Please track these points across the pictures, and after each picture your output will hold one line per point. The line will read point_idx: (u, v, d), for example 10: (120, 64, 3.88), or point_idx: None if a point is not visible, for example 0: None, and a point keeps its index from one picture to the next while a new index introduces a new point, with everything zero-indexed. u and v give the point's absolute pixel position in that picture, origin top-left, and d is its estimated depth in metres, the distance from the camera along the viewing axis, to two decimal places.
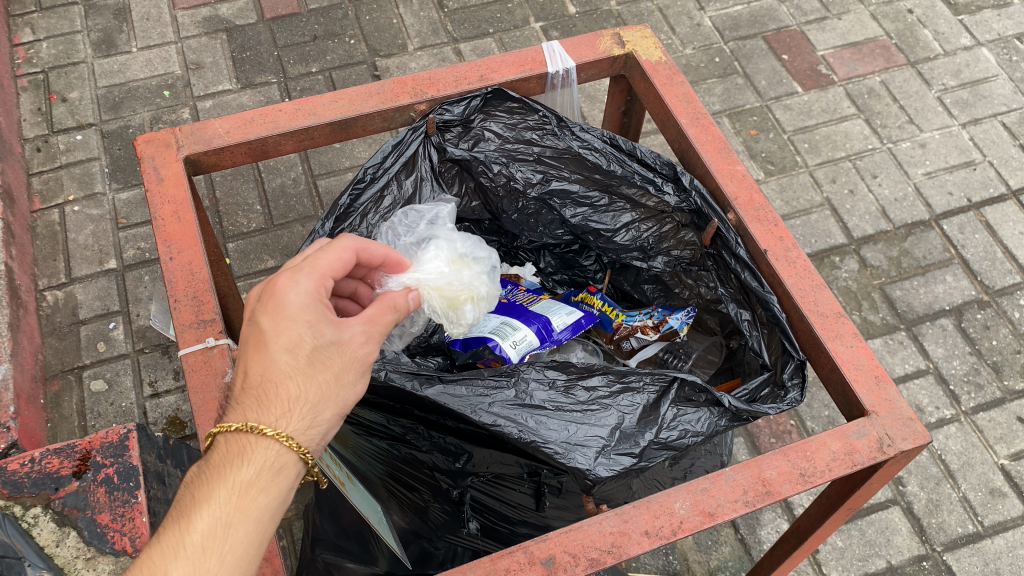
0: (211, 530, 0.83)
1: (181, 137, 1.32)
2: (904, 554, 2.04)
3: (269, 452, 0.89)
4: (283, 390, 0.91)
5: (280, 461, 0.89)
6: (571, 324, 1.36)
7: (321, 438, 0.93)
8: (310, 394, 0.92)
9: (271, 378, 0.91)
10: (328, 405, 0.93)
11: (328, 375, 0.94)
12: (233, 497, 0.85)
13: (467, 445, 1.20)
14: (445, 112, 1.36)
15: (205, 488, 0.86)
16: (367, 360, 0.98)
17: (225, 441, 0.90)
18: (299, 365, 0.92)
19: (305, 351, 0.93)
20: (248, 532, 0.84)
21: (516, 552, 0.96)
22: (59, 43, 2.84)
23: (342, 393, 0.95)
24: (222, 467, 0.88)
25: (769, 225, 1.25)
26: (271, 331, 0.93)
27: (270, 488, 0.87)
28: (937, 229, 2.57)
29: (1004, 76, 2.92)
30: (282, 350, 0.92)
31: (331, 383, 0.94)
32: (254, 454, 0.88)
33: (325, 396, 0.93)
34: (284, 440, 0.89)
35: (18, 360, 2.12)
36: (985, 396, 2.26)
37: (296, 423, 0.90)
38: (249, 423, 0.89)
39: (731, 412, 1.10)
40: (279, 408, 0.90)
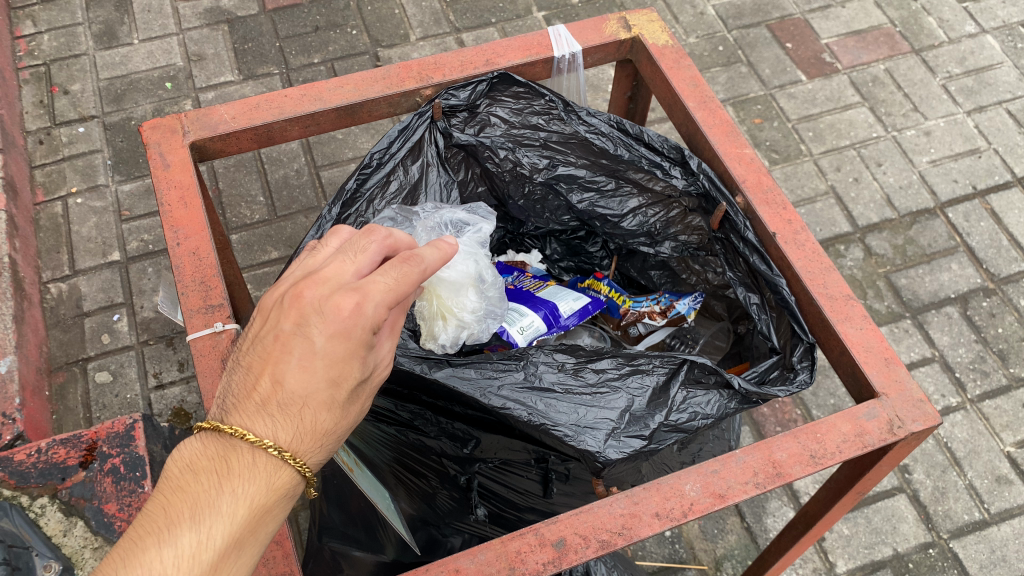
0: (220, 550, 0.71)
1: (187, 123, 1.31)
2: (911, 541, 2.03)
3: (288, 479, 0.76)
4: (318, 421, 0.77)
5: (292, 487, 0.77)
6: (578, 310, 1.35)
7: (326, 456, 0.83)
8: (337, 424, 0.80)
9: (309, 407, 0.76)
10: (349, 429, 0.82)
11: (356, 400, 0.82)
12: (253, 518, 0.73)
13: (475, 431, 1.20)
14: (451, 97, 1.36)
15: (220, 495, 0.73)
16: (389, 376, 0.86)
17: (240, 446, 0.75)
18: (339, 396, 0.78)
19: (349, 383, 0.78)
20: (251, 559, 0.74)
21: (527, 534, 0.95)
22: (60, 35, 2.83)
23: (360, 415, 0.83)
24: (241, 475, 0.74)
25: (778, 208, 1.24)
26: (325, 353, 0.76)
27: (280, 512, 0.76)
28: (942, 217, 2.56)
29: (1009, 64, 2.91)
30: (329, 379, 0.77)
31: (357, 407, 0.82)
32: (272, 472, 0.75)
33: (349, 422, 0.81)
34: (306, 472, 0.78)
35: (23, 352, 2.12)
36: (991, 384, 2.25)
37: (317, 458, 0.79)
38: (275, 446, 0.75)
39: (741, 394, 1.09)
40: (310, 442, 0.77)
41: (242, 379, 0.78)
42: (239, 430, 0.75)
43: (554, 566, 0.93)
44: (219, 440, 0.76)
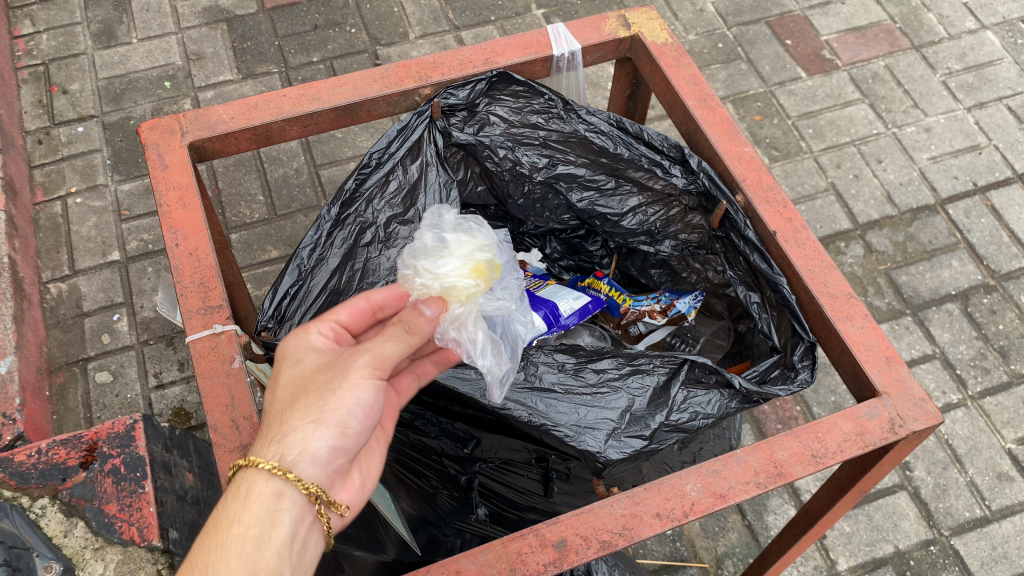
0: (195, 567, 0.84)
1: (185, 124, 1.31)
2: (912, 539, 2.03)
3: (247, 487, 0.90)
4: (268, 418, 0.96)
5: (253, 492, 0.90)
6: (578, 310, 1.35)
7: (301, 448, 0.92)
8: (282, 412, 0.94)
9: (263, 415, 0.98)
10: (299, 413, 0.93)
11: (306, 393, 0.95)
12: (216, 532, 0.86)
13: (475, 431, 1.20)
14: (450, 96, 1.35)
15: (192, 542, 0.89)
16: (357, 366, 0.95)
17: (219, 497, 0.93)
18: (278, 394, 0.97)
19: (286, 383, 0.97)
20: (231, 555, 0.85)
21: (527, 535, 0.95)
22: (59, 35, 2.83)
23: (318, 402, 0.93)
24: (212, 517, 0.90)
25: (778, 206, 1.24)
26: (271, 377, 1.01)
27: (245, 514, 0.88)
28: (942, 214, 2.56)
29: (1009, 59, 2.90)
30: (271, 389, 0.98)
31: (309, 396, 0.94)
32: (229, 497, 0.90)
33: (294, 407, 0.94)
34: (253, 465, 0.90)
35: (23, 352, 2.12)
36: (992, 380, 2.25)
37: (273, 445, 0.92)
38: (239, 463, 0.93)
39: (742, 394, 1.07)
40: (262, 438, 0.94)
41: None
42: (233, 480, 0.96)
43: (555, 567, 0.93)
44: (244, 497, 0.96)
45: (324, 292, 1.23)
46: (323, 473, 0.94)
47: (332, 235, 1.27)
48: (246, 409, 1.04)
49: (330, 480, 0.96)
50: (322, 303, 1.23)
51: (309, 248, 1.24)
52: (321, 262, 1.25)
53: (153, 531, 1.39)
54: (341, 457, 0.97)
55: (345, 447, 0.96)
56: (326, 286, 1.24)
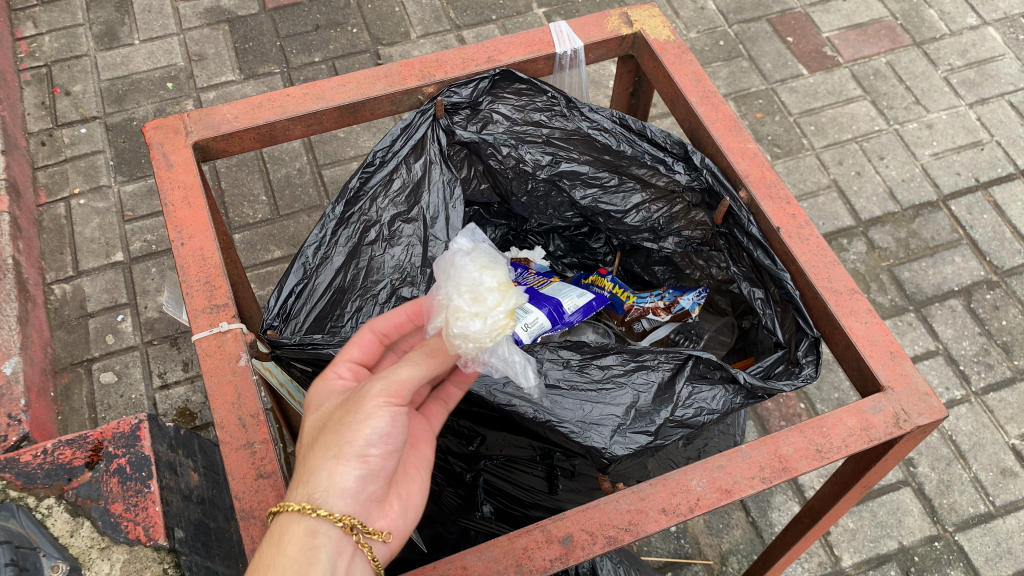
0: None
1: (190, 123, 1.31)
2: (916, 535, 2.03)
3: (281, 532, 0.89)
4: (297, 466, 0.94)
5: (288, 533, 0.89)
6: (582, 307, 1.36)
7: (326, 484, 0.89)
8: (310, 454, 0.92)
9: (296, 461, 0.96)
10: (322, 450, 0.90)
11: (325, 431, 0.92)
12: None
13: (480, 428, 1.24)
14: (453, 95, 1.36)
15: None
16: (371, 391, 0.91)
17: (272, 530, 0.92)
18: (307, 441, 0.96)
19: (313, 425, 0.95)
20: None
21: (533, 531, 0.96)
22: (61, 36, 2.83)
23: (339, 436, 0.90)
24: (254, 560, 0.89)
25: (781, 202, 1.24)
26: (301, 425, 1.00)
27: (283, 559, 0.87)
28: (945, 210, 2.56)
29: (1010, 55, 2.90)
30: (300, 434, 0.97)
31: (325, 434, 0.92)
32: (268, 540, 0.90)
33: (320, 447, 0.91)
34: (283, 510, 0.89)
35: (28, 353, 2.12)
36: (995, 376, 2.25)
37: (298, 487, 0.91)
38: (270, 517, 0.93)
39: (746, 389, 1.07)
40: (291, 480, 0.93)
41: None
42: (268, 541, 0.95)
43: (561, 562, 0.93)
44: None
45: (329, 291, 1.24)
46: (359, 505, 0.91)
47: (337, 233, 1.27)
48: (252, 407, 1.05)
49: (366, 509, 0.93)
50: (327, 301, 1.24)
51: (313, 247, 1.24)
52: (325, 261, 1.25)
53: (159, 531, 1.40)
54: (375, 484, 0.93)
55: (374, 473, 0.92)
56: (331, 285, 1.25)
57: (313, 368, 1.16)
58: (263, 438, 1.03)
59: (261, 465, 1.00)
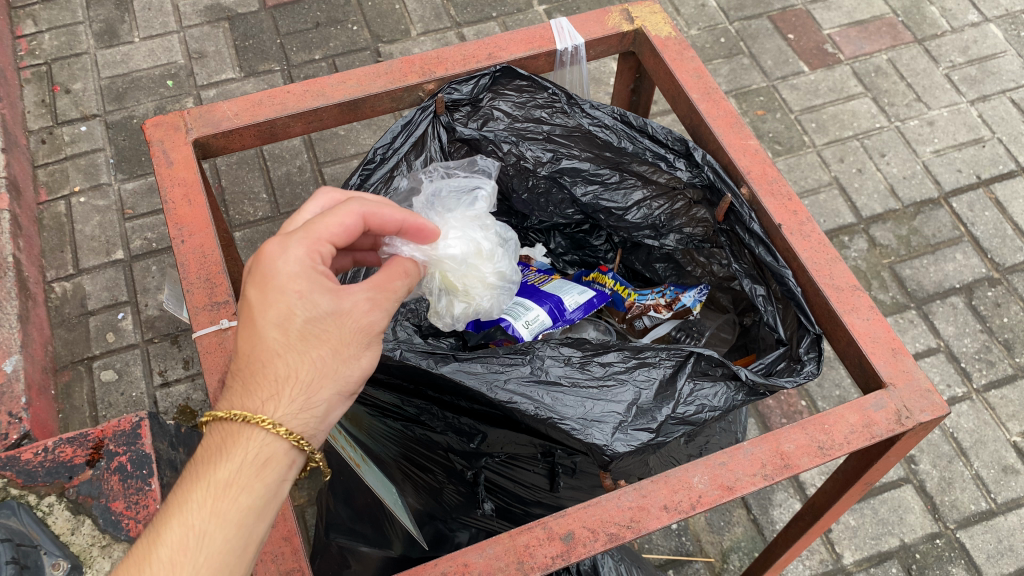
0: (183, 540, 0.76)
1: (190, 120, 1.31)
2: (917, 532, 2.03)
3: (255, 445, 0.82)
4: (273, 370, 0.85)
5: (264, 454, 0.82)
6: (584, 304, 1.35)
7: (322, 417, 0.86)
8: (306, 372, 0.86)
9: (261, 357, 0.85)
10: (324, 379, 0.87)
11: (329, 352, 0.87)
12: (218, 503, 0.79)
13: (481, 425, 1.21)
14: (453, 92, 1.35)
15: (179, 488, 0.80)
16: (375, 330, 0.91)
17: (238, 427, 0.83)
18: (285, 342, 0.86)
19: (300, 327, 0.86)
20: (225, 539, 0.78)
21: (535, 528, 0.95)
22: (61, 34, 2.83)
23: (343, 367, 0.88)
24: (215, 465, 0.81)
25: (783, 198, 1.24)
26: (259, 305, 0.86)
27: (255, 485, 0.81)
28: (946, 207, 2.55)
29: (1012, 52, 2.90)
30: (274, 326, 0.86)
31: (326, 357, 0.87)
32: (236, 443, 0.82)
33: (324, 371, 0.87)
34: (270, 429, 0.82)
35: (29, 351, 2.12)
36: (997, 373, 2.25)
37: (287, 406, 0.84)
38: (234, 411, 0.83)
39: (748, 386, 1.08)
40: (267, 391, 0.84)
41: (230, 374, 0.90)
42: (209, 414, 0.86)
43: (562, 559, 0.93)
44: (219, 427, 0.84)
45: None
46: None
47: None
48: None
49: None
50: None
51: None
52: None
53: None
54: None
55: None
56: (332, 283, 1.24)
57: None
58: None
59: None
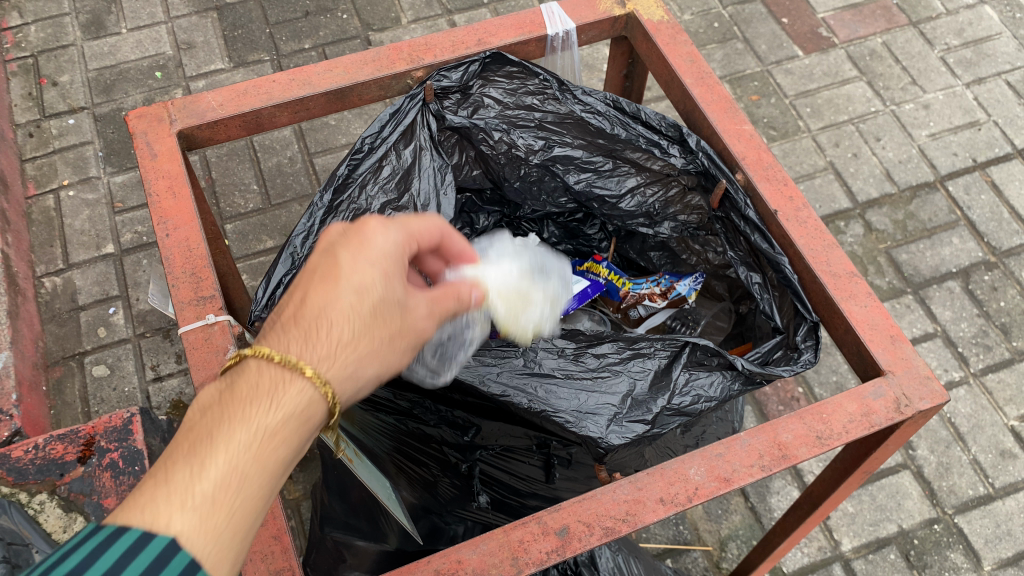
0: (225, 482, 0.71)
1: (174, 111, 1.28)
2: (915, 518, 2.02)
3: (299, 398, 0.78)
4: (336, 332, 0.83)
5: (305, 412, 0.78)
6: (577, 295, 1.36)
7: (355, 395, 0.84)
8: (363, 346, 0.84)
9: (330, 315, 0.84)
10: (373, 363, 0.86)
11: (384, 335, 0.87)
12: (263, 448, 0.74)
13: (477, 418, 1.19)
14: (442, 79, 1.32)
15: (221, 423, 0.74)
16: (423, 337, 0.92)
17: (286, 370, 0.78)
18: (358, 312, 0.85)
19: (374, 301, 0.86)
20: (262, 486, 0.73)
21: (530, 523, 0.94)
22: (47, 26, 2.79)
23: (392, 358, 0.88)
24: (259, 405, 0.76)
25: (779, 184, 1.22)
26: (348, 268, 0.86)
27: (294, 438, 0.77)
28: (942, 191, 2.54)
29: (1007, 34, 2.88)
30: (352, 291, 0.85)
31: (382, 339, 0.86)
32: (282, 389, 0.77)
33: (375, 354, 0.86)
34: (319, 389, 0.79)
35: (19, 347, 2.10)
36: (994, 358, 2.24)
37: (340, 370, 0.81)
38: (290, 355, 0.79)
39: (745, 375, 1.05)
40: (328, 350, 0.81)
41: (273, 317, 0.86)
42: (255, 348, 0.80)
43: (558, 555, 0.92)
44: (261, 362, 0.79)
45: None
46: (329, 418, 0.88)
47: (327, 222, 1.25)
48: None
49: None
50: None
51: (302, 236, 1.22)
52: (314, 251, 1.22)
53: None
54: None
55: None
56: None
57: None
58: None
59: None
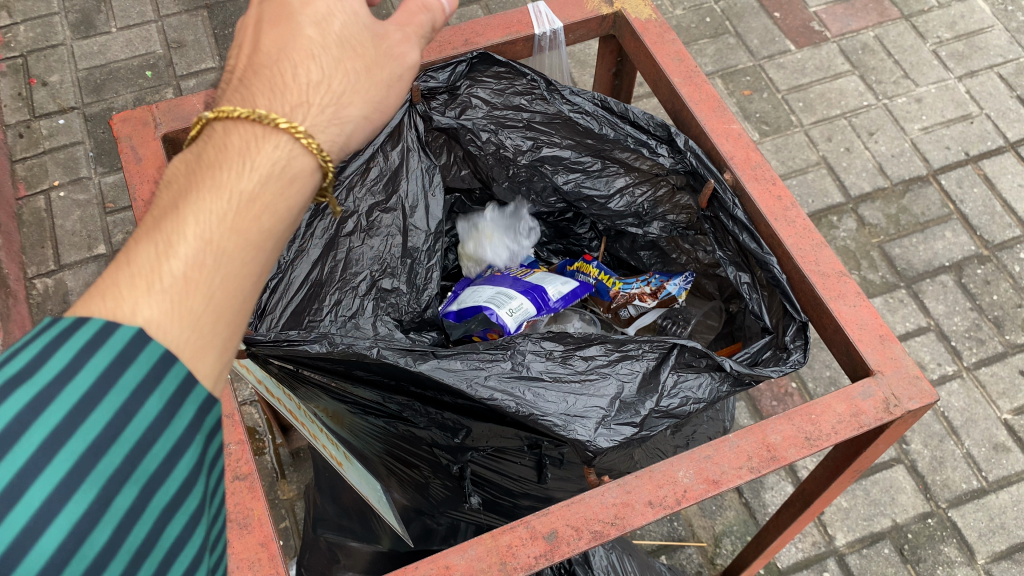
0: (199, 260, 0.54)
1: (159, 115, 1.28)
2: (909, 512, 2.03)
3: (278, 153, 0.58)
4: (303, 71, 0.63)
5: (290, 169, 0.59)
6: (566, 294, 1.33)
7: (349, 144, 0.65)
8: (341, 82, 0.65)
9: (291, 53, 0.64)
10: (360, 100, 0.66)
11: (368, 72, 0.67)
12: (243, 212, 0.56)
13: (465, 420, 1.17)
14: (430, 79, 1.32)
15: (183, 197, 0.56)
16: (411, 69, 0.72)
17: (252, 123, 0.58)
18: (323, 46, 0.65)
19: (340, 31, 0.67)
20: (247, 263, 0.56)
21: (518, 527, 0.94)
22: (37, 26, 2.78)
23: (380, 95, 0.68)
24: (230, 164, 0.57)
25: (767, 183, 1.22)
26: (298, 2, 0.67)
27: (284, 200, 0.58)
28: (935, 184, 2.54)
29: (999, 27, 2.87)
30: (313, 26, 0.66)
31: (365, 76, 0.67)
32: (252, 142, 0.58)
33: (359, 90, 0.66)
34: (303, 140, 0.59)
35: (10, 349, 2.09)
36: (987, 351, 2.24)
37: (319, 113, 0.62)
38: (256, 107, 0.59)
39: (733, 376, 1.06)
40: (297, 91, 0.62)
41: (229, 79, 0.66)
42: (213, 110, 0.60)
43: (546, 559, 0.91)
44: (221, 124, 0.59)
45: (306, 285, 1.22)
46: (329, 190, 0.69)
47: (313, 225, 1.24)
48: (229, 406, 1.03)
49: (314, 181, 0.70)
50: (303, 296, 1.21)
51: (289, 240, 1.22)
52: (301, 254, 1.23)
53: None
54: None
55: None
56: (308, 279, 1.22)
57: (292, 364, 1.13)
58: (238, 438, 1.00)
59: (236, 466, 0.98)
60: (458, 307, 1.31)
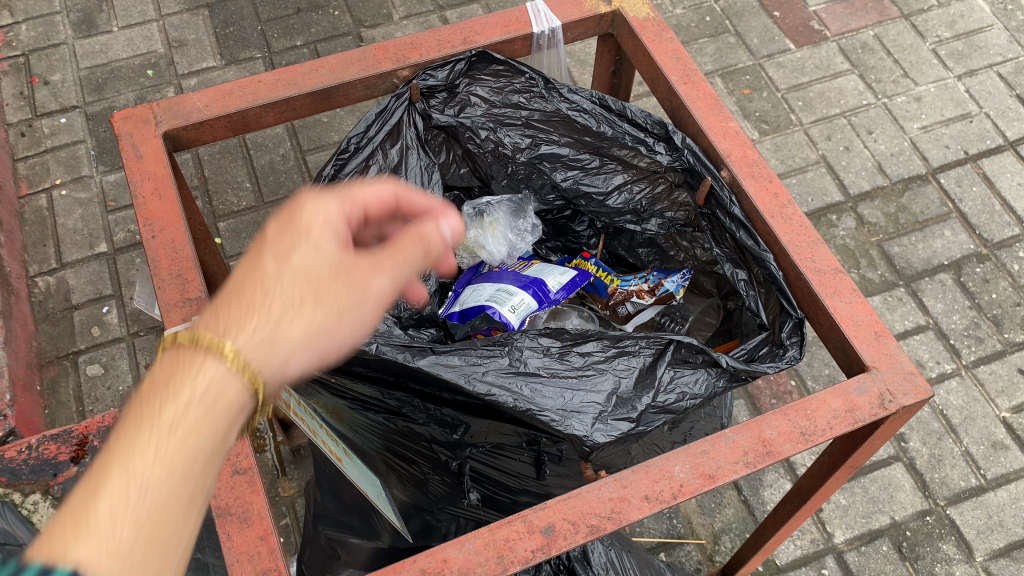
0: (130, 480, 0.61)
1: (159, 113, 1.29)
2: (908, 509, 2.03)
3: (216, 382, 0.67)
4: (262, 309, 0.73)
5: (221, 400, 0.67)
6: (566, 285, 1.34)
7: (286, 367, 0.73)
8: (290, 313, 0.74)
9: (254, 297, 0.74)
10: (303, 328, 0.74)
11: (321, 305, 0.76)
12: (177, 437, 0.64)
13: (464, 416, 1.17)
14: (429, 78, 1.33)
15: (121, 429, 0.64)
16: (371, 298, 0.80)
17: (201, 354, 0.68)
18: (284, 280, 0.76)
19: (296, 265, 0.77)
20: (176, 479, 0.63)
21: (515, 522, 0.94)
22: (38, 25, 2.79)
23: (330, 326, 0.77)
24: (176, 391, 0.66)
25: (764, 181, 1.22)
26: (269, 242, 0.79)
27: (209, 424, 0.66)
28: (934, 183, 2.54)
29: (999, 26, 2.88)
30: (277, 265, 0.77)
31: (313, 302, 0.76)
32: (194, 369, 0.67)
33: (307, 323, 0.75)
34: (236, 371, 0.68)
35: (12, 347, 2.10)
36: (986, 349, 2.25)
37: (254, 341, 0.70)
38: (205, 335, 0.69)
39: (729, 372, 1.07)
40: (243, 324, 0.71)
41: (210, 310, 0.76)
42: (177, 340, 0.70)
43: (543, 553, 0.92)
44: (179, 351, 0.69)
45: None
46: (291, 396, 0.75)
47: None
48: None
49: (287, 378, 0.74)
50: None
51: None
52: None
53: None
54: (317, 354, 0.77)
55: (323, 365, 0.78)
56: None
57: None
58: None
59: (236, 461, 0.98)
60: (460, 308, 1.32)
